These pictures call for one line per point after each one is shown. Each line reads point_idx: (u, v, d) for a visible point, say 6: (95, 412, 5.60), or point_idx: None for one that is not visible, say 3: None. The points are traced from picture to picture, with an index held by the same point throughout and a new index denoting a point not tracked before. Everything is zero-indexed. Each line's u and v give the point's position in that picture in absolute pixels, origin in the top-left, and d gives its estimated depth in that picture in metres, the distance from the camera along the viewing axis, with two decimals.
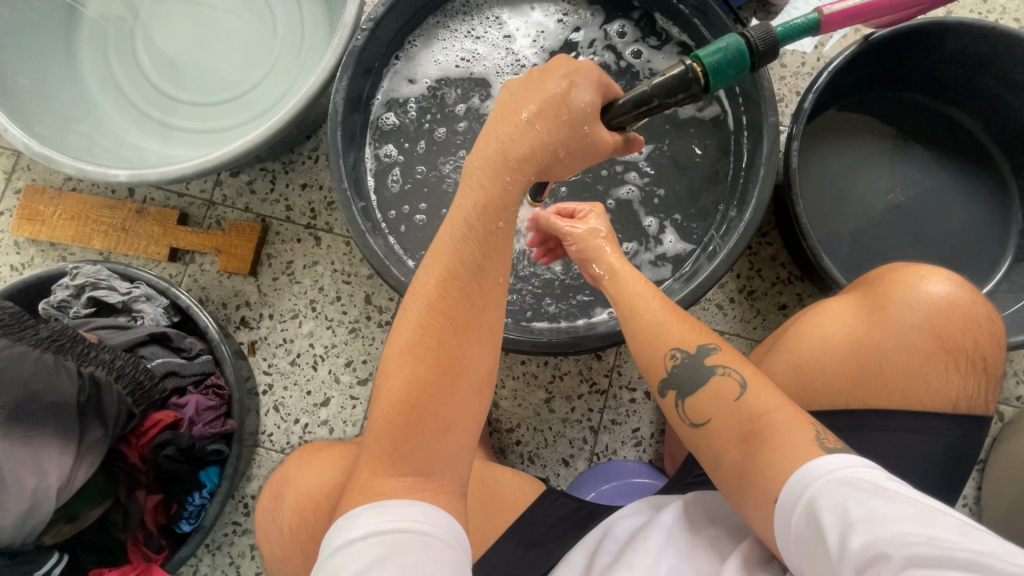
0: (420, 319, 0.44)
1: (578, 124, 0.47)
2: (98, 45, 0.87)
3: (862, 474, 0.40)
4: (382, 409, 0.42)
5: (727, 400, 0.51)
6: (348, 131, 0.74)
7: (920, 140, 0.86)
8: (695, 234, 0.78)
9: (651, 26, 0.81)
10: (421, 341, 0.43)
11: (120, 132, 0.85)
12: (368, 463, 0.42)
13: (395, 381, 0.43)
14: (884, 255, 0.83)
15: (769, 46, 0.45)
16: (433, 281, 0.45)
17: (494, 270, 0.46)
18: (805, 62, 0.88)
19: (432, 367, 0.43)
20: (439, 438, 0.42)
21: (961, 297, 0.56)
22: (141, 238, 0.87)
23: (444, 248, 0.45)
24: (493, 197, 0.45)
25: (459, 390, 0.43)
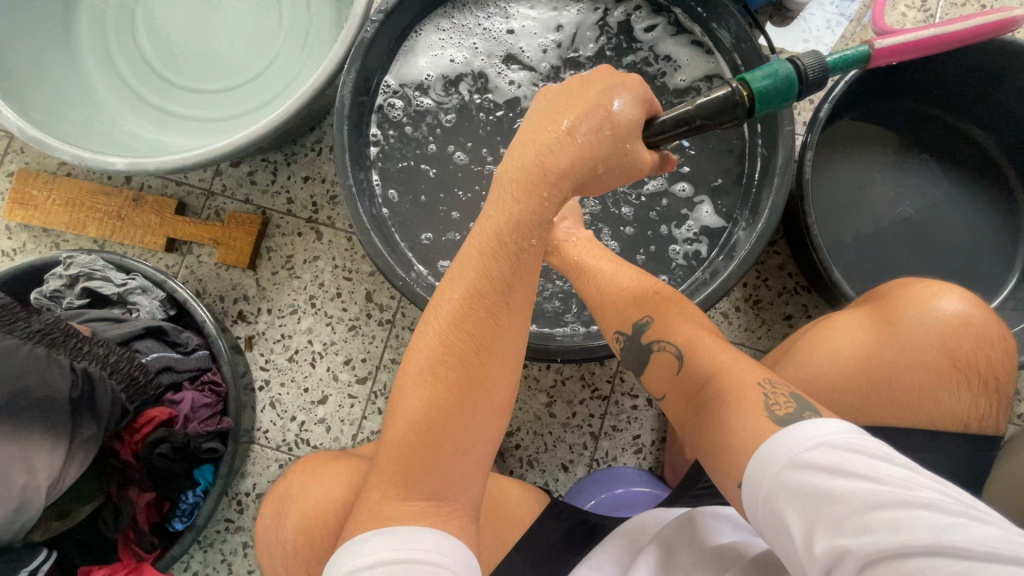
0: (440, 336, 0.42)
1: (621, 140, 0.45)
2: (97, 26, 0.85)
3: (819, 453, 0.37)
4: (395, 429, 0.41)
5: (672, 373, 0.54)
6: (355, 123, 0.72)
7: (930, 153, 0.86)
8: (705, 242, 0.76)
9: (666, 24, 0.79)
10: (442, 359, 0.42)
11: (119, 119, 0.83)
12: (379, 482, 0.41)
13: (412, 400, 0.41)
14: (890, 268, 0.82)
15: (817, 75, 0.46)
16: (457, 298, 0.43)
17: (521, 289, 0.44)
18: None
19: (454, 389, 0.41)
20: (452, 461, 0.41)
21: (974, 315, 0.55)
22: (137, 227, 0.85)
23: (470, 262, 0.43)
24: (527, 215, 0.43)
25: (477, 410, 0.42)
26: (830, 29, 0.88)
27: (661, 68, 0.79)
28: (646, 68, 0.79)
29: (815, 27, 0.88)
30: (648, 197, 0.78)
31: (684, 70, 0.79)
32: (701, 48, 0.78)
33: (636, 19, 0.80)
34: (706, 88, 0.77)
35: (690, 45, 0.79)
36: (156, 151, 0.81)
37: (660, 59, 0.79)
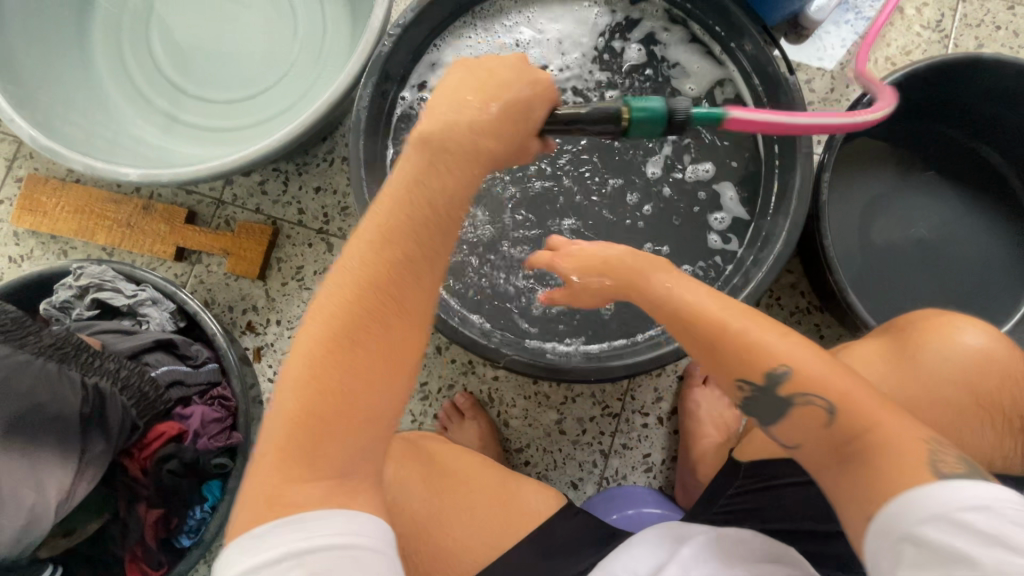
0: (334, 307, 0.39)
1: (523, 137, 0.44)
2: (110, 32, 0.84)
3: (982, 515, 0.33)
4: (287, 407, 0.38)
5: (817, 427, 0.41)
6: (370, 139, 0.71)
7: (946, 174, 0.85)
8: (734, 241, 0.75)
9: (683, 30, 0.78)
10: (337, 333, 0.38)
11: (130, 125, 0.82)
12: (272, 465, 0.37)
13: (306, 374, 0.38)
14: (904, 288, 0.82)
15: (686, 120, 0.44)
16: (357, 266, 0.40)
17: (430, 262, 0.41)
18: (833, 87, 0.88)
19: (352, 362, 0.38)
20: (352, 440, 0.38)
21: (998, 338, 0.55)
22: (147, 235, 0.85)
23: (371, 232, 0.40)
24: (435, 184, 0.41)
25: (382, 387, 0.39)
26: (846, 47, 0.89)
27: (669, 74, 0.78)
28: (654, 66, 0.79)
29: (830, 46, 0.89)
30: (669, 210, 0.76)
31: (694, 78, 0.78)
32: (713, 57, 0.77)
33: (652, 20, 0.79)
34: (714, 95, 0.77)
35: (704, 53, 0.78)
36: (163, 158, 0.80)
37: (671, 66, 0.79)
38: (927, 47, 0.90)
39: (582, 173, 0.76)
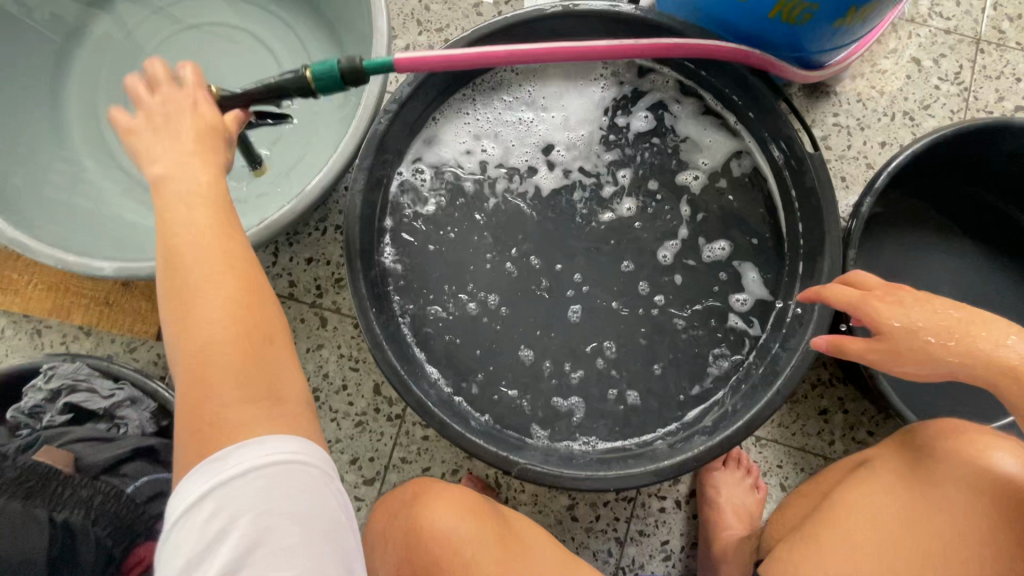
0: (168, 287, 0.41)
1: (212, 119, 0.47)
2: (89, 105, 0.81)
3: None
4: (183, 391, 0.40)
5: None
6: (366, 220, 0.67)
7: (973, 235, 0.81)
8: (757, 321, 0.71)
9: (696, 101, 0.74)
10: (191, 304, 0.40)
11: (105, 201, 0.77)
12: (188, 439, 0.39)
13: (187, 354, 0.40)
14: None
15: (354, 77, 0.50)
16: (166, 248, 0.41)
17: (236, 226, 0.44)
18: (849, 145, 0.85)
19: (223, 326, 0.40)
20: (266, 387, 0.41)
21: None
22: (126, 314, 0.79)
23: (166, 215, 0.42)
24: (201, 173, 0.44)
25: (266, 344, 0.42)
26: (861, 103, 0.86)
27: (680, 147, 0.75)
28: (663, 139, 0.75)
29: (845, 101, 0.86)
30: (686, 289, 0.73)
31: (708, 151, 0.75)
32: (727, 128, 0.74)
33: (661, 91, 0.75)
34: (730, 168, 0.74)
35: (718, 124, 0.74)
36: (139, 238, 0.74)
37: (683, 140, 0.75)
38: (947, 100, 0.87)
39: (592, 250, 0.74)
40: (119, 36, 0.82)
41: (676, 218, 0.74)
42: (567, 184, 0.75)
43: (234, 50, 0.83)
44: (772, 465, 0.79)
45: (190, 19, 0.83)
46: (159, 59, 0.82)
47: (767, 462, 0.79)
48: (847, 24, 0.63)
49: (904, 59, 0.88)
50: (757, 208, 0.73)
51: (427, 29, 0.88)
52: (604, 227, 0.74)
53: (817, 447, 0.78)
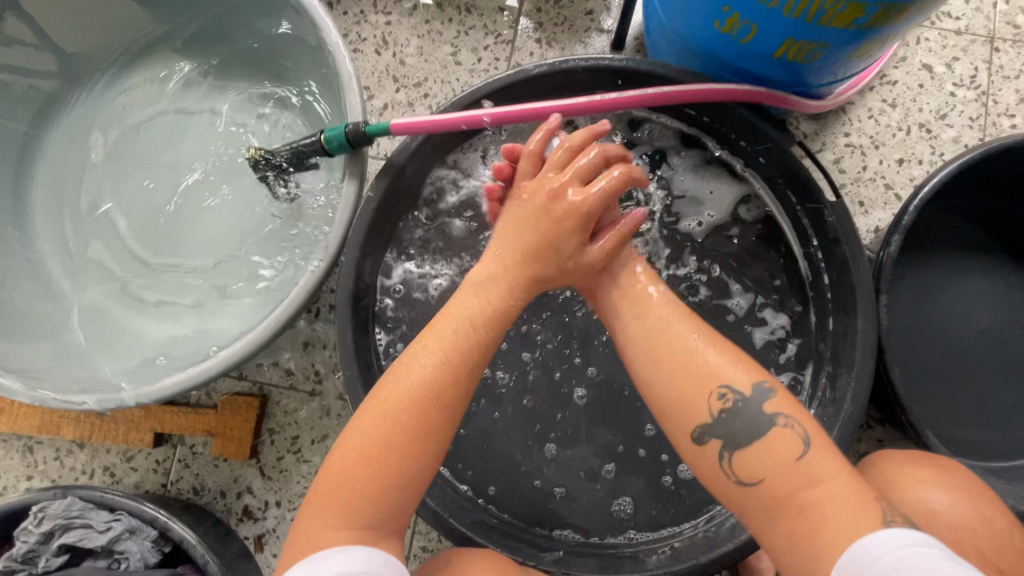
0: (412, 390, 0.49)
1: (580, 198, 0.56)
2: (58, 207, 0.76)
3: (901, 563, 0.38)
4: (340, 459, 0.48)
5: (790, 458, 0.46)
6: (359, 314, 0.63)
7: (1010, 252, 0.76)
8: (805, 367, 0.66)
9: (698, 150, 0.70)
10: (406, 406, 0.49)
11: (81, 316, 0.72)
12: (319, 511, 0.47)
13: (357, 435, 0.49)
14: (977, 389, 0.73)
15: (358, 138, 0.59)
16: (423, 364, 0.50)
17: (484, 356, 0.53)
18: (864, 166, 0.80)
19: (399, 429, 0.48)
20: (385, 497, 0.47)
21: (770, 375, 0.50)
22: (118, 423, 0.75)
23: (444, 330, 0.53)
24: (507, 282, 0.55)
25: (406, 463, 0.48)
26: (873, 118, 0.81)
27: (685, 199, 0.70)
28: (665, 191, 0.71)
29: (856, 119, 0.81)
30: None
31: (714, 200, 0.70)
32: (734, 173, 0.69)
33: (659, 141, 0.71)
34: (744, 213, 0.70)
35: (724, 171, 0.70)
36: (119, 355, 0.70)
37: (686, 191, 0.71)
38: (964, 105, 0.81)
39: None
40: (84, 133, 0.78)
41: (694, 274, 0.70)
42: None
43: (201, 133, 0.77)
44: None
45: (154, 107, 0.78)
46: (127, 152, 0.78)
47: None
48: (860, 56, 0.58)
49: (915, 67, 0.82)
50: (774, 256, 0.69)
51: (404, 84, 0.83)
52: None
53: None
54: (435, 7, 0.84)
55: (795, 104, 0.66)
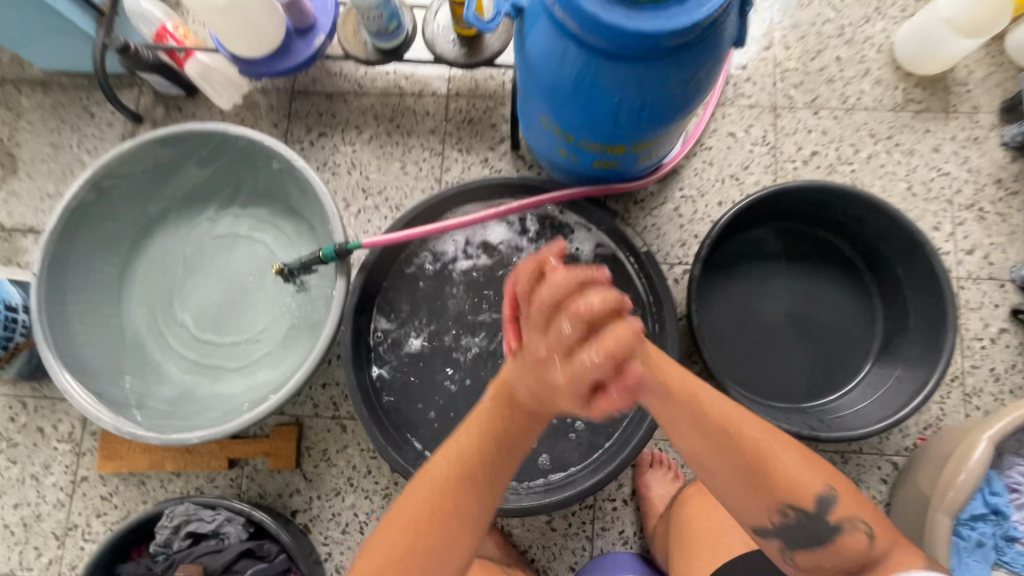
0: (462, 472, 0.60)
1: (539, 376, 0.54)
2: (142, 310, 1.08)
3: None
4: (404, 508, 0.59)
5: (852, 550, 0.58)
6: (358, 360, 0.97)
7: (797, 256, 1.11)
8: None
9: (565, 222, 1.06)
10: (449, 492, 0.59)
11: (176, 386, 1.05)
12: (385, 541, 0.58)
13: (409, 504, 0.59)
14: (784, 354, 1.07)
15: (342, 251, 0.94)
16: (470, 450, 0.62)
17: (520, 444, 0.65)
18: (695, 210, 1.14)
19: (447, 510, 0.58)
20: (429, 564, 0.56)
21: (837, 477, 0.61)
22: (203, 455, 1.08)
23: (485, 424, 0.63)
24: (516, 421, 0.63)
25: (450, 523, 0.58)
26: (698, 176, 1.15)
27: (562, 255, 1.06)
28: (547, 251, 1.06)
29: (686, 177, 1.15)
30: None
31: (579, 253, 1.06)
32: (588, 235, 1.05)
33: (539, 219, 1.07)
34: (600, 259, 1.05)
35: (584, 234, 1.05)
36: (209, 408, 1.03)
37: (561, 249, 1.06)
38: (761, 158, 1.16)
39: None
40: (154, 256, 1.11)
41: None
42: (493, 296, 1.06)
43: (236, 248, 1.12)
44: None
45: (202, 233, 1.12)
46: (187, 266, 1.11)
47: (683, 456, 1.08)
48: (646, 159, 0.94)
49: (723, 135, 1.17)
50: (625, 285, 1.03)
51: (370, 193, 1.17)
52: None
53: None
54: (386, 135, 1.19)
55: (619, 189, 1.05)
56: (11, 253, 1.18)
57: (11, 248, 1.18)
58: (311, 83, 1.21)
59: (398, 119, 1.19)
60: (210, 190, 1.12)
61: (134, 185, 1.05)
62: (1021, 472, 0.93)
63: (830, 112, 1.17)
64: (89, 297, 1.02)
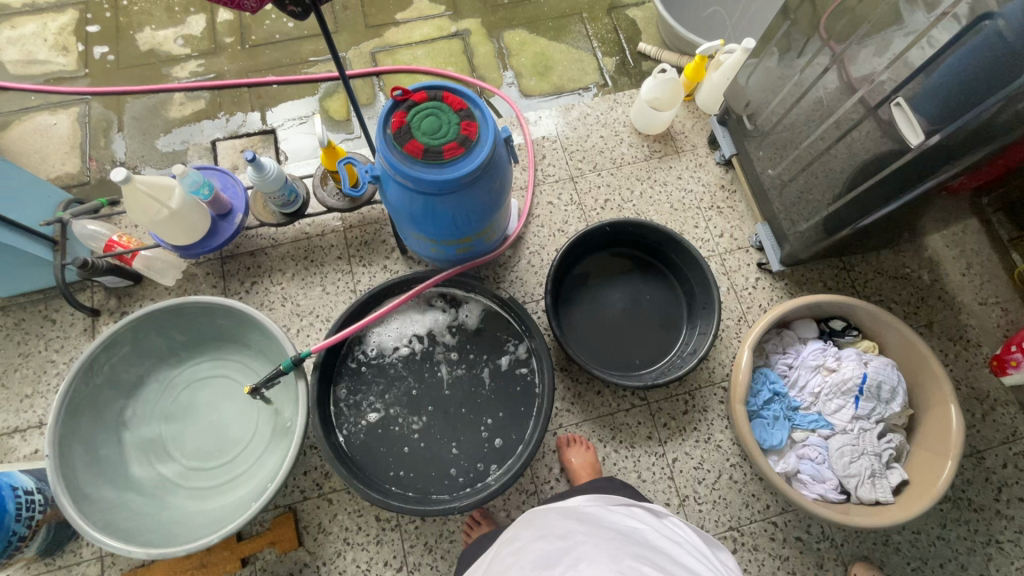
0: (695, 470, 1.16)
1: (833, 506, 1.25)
2: (141, 460, 1.33)
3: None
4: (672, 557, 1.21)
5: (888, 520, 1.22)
6: (331, 439, 1.27)
7: (617, 271, 1.60)
8: (534, 369, 1.40)
9: (453, 295, 1.48)
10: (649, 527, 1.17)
11: (167, 501, 1.29)
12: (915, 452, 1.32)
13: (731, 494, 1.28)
14: (629, 338, 1.53)
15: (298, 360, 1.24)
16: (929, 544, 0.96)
17: None
18: (542, 258, 1.60)
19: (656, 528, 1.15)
20: None
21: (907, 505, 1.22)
22: (217, 564, 1.30)
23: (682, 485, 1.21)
24: None
25: None
26: (538, 235, 1.63)
27: (456, 317, 1.46)
28: (447, 318, 1.46)
29: (530, 239, 1.62)
30: (496, 377, 1.41)
31: (468, 313, 1.47)
32: (471, 299, 1.47)
33: (435, 298, 1.47)
34: (483, 313, 1.47)
35: (467, 299, 1.47)
36: (174, 514, 1.27)
37: (455, 313, 1.47)
38: (574, 212, 1.67)
39: (445, 387, 1.40)
40: (142, 414, 1.37)
41: (477, 348, 1.44)
42: (418, 361, 1.42)
43: (211, 389, 1.42)
44: (591, 432, 1.46)
45: (179, 386, 1.42)
46: (173, 415, 1.39)
47: (588, 432, 1.46)
48: (490, 238, 1.38)
49: (545, 204, 1.67)
50: (505, 325, 1.45)
51: (304, 315, 1.52)
52: (447, 371, 1.42)
53: (605, 410, 1.48)
54: (306, 270, 1.56)
55: (482, 260, 1.48)
56: (1, 453, 1.36)
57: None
58: (235, 247, 1.56)
59: (312, 256, 1.57)
60: (214, 346, 1.44)
61: (167, 329, 1.36)
62: (784, 363, 1.45)
63: (608, 171, 1.72)
64: (96, 458, 1.25)
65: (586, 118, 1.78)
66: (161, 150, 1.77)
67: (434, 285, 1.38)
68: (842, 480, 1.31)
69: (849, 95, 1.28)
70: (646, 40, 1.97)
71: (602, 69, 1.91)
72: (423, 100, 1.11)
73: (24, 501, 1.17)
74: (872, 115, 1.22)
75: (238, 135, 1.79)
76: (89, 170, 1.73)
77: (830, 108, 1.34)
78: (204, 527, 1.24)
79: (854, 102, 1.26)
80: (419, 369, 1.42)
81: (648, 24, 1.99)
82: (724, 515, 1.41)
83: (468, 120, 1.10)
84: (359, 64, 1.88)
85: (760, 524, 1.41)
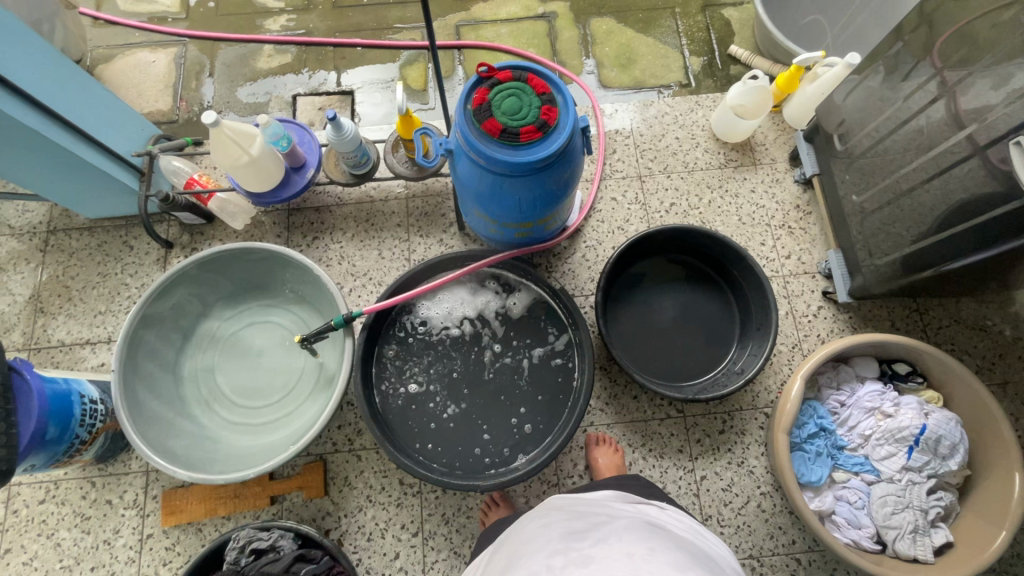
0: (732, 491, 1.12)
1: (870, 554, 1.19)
2: (194, 387, 1.41)
3: None
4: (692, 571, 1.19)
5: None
6: (369, 400, 1.31)
7: (672, 278, 1.56)
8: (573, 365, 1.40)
9: (504, 279, 1.48)
10: None
11: (211, 430, 1.37)
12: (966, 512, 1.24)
13: None
14: (675, 348, 1.49)
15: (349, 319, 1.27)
16: None
17: None
18: (597, 255, 1.58)
19: None
20: None
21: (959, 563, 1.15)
22: (249, 497, 1.37)
23: None
24: None
25: None
26: (596, 231, 1.60)
27: (504, 300, 1.47)
28: (494, 300, 1.47)
29: (588, 233, 1.60)
30: (534, 366, 1.41)
31: (516, 298, 1.47)
32: (521, 285, 1.47)
33: (486, 279, 1.48)
34: (531, 300, 1.47)
35: (517, 284, 1.48)
36: (216, 442, 1.35)
37: (503, 297, 1.48)
38: (637, 212, 1.63)
39: (483, 368, 1.42)
40: (199, 345, 1.45)
41: (520, 335, 1.44)
42: (461, 338, 1.44)
43: (263, 333, 1.49)
44: (621, 436, 1.45)
45: (235, 325, 1.49)
46: (227, 351, 1.47)
47: (618, 434, 1.45)
48: (550, 227, 1.37)
49: (608, 200, 1.64)
50: (551, 316, 1.44)
51: (358, 276, 1.56)
52: (487, 352, 1.43)
53: (638, 416, 1.46)
54: (365, 232, 1.59)
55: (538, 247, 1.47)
56: (72, 362, 1.48)
57: (71, 358, 1.48)
58: (303, 201, 1.62)
59: (373, 220, 1.60)
60: (274, 293, 1.50)
61: (232, 270, 1.43)
62: (835, 400, 1.38)
63: (678, 174, 1.66)
64: (155, 378, 1.34)
65: (664, 117, 1.73)
66: (245, 99, 1.83)
67: (487, 265, 1.39)
68: (881, 530, 1.25)
69: (956, 129, 1.19)
70: (738, 43, 1.88)
71: (687, 68, 1.84)
72: (507, 80, 1.10)
73: (88, 409, 1.27)
74: (980, 154, 1.12)
75: (317, 92, 1.83)
76: (178, 110, 1.82)
77: (932, 140, 1.25)
78: (236, 461, 1.31)
79: (961, 137, 1.17)
80: (461, 346, 1.44)
81: (743, 26, 1.90)
82: (745, 542, 1.37)
83: (548, 105, 1.08)
84: (443, 36, 1.88)
85: (783, 558, 1.36)
